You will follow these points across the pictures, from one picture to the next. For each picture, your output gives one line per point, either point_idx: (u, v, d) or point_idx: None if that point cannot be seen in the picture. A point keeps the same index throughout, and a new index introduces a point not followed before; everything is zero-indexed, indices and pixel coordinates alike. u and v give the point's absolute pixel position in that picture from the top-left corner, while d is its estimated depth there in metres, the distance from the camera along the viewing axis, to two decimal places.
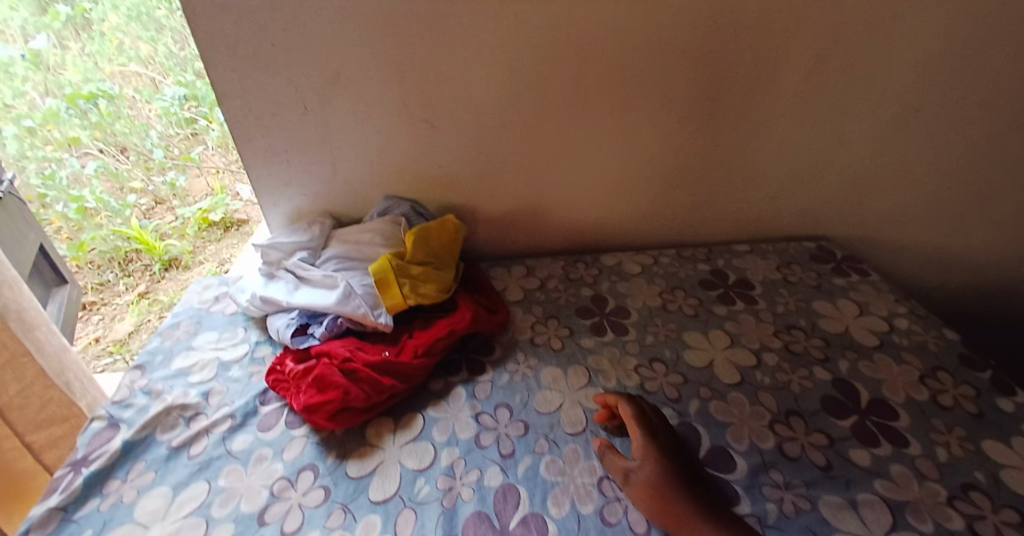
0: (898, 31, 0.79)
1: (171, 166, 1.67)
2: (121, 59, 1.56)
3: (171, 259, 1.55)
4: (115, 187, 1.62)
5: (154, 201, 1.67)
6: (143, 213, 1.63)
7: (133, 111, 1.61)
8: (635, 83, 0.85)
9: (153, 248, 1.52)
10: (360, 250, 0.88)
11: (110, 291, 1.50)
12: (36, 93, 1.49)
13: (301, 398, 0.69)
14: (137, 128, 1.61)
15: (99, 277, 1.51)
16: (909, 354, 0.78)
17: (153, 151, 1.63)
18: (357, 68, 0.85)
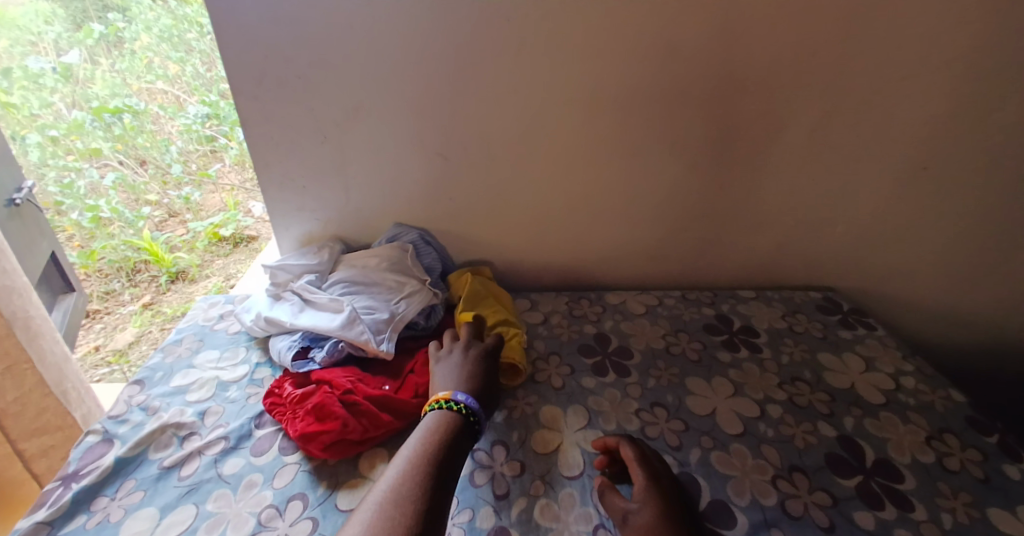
0: (904, 93, 0.81)
1: (188, 181, 1.70)
2: (148, 77, 1.66)
3: (178, 271, 1.54)
4: (130, 199, 1.65)
5: (168, 214, 1.67)
6: (155, 226, 1.63)
7: (155, 127, 1.67)
8: (645, 129, 0.88)
9: (162, 260, 1.52)
10: (367, 275, 0.89)
11: (115, 300, 1.51)
12: (63, 104, 1.59)
13: (297, 425, 0.68)
14: (159, 142, 1.66)
15: (106, 285, 1.52)
16: (914, 413, 0.76)
17: (171, 166, 1.67)
18: (377, 101, 0.88)
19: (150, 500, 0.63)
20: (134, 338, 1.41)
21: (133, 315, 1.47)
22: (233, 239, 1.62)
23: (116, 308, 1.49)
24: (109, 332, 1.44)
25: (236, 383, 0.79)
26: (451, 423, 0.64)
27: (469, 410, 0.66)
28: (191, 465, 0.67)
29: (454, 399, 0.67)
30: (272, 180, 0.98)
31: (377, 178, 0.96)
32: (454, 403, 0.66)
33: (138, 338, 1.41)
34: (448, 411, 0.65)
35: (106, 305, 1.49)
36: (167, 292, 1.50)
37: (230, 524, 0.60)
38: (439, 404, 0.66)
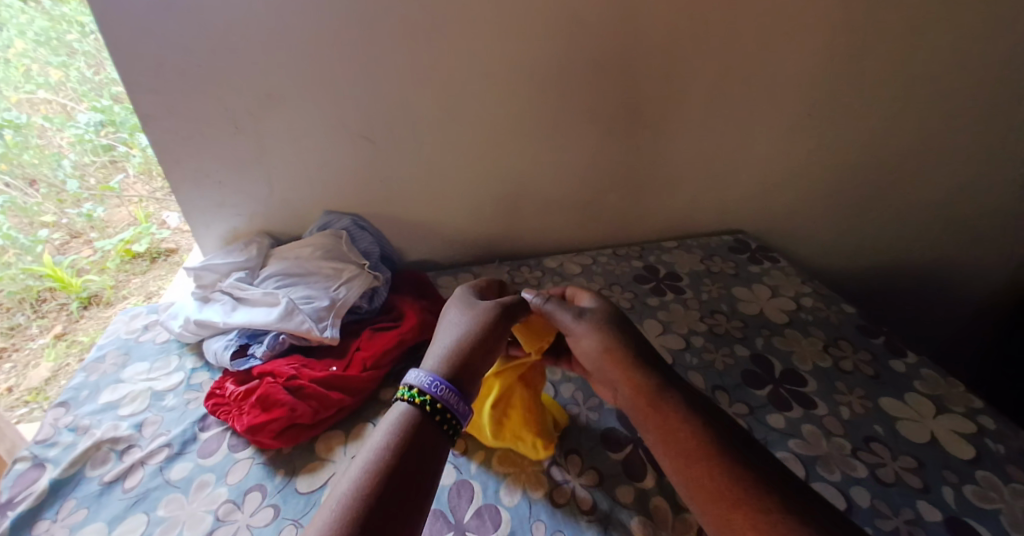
0: (787, 46, 0.89)
1: (87, 196, 1.38)
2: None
3: (90, 296, 1.32)
4: (23, 222, 1.29)
5: (69, 235, 1.37)
6: (57, 249, 1.34)
7: (41, 140, 1.30)
8: (560, 95, 0.91)
9: (69, 284, 1.29)
10: (300, 266, 0.88)
11: (22, 335, 1.25)
12: None
13: (244, 419, 0.67)
14: (47, 157, 1.31)
15: (7, 320, 1.25)
16: (814, 327, 0.87)
17: (66, 182, 1.34)
18: (288, 87, 0.86)
19: (95, 516, 0.61)
20: (51, 373, 1.21)
21: (45, 349, 1.24)
22: (149, 253, 1.41)
23: (24, 344, 1.24)
24: (20, 370, 1.21)
25: (172, 391, 0.76)
26: (412, 420, 0.52)
27: (436, 407, 0.53)
28: (134, 476, 0.65)
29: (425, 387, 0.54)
30: (185, 178, 0.93)
31: (300, 167, 0.94)
32: (414, 393, 0.54)
33: (55, 374, 1.20)
34: (408, 412, 0.52)
35: (12, 342, 1.24)
36: (80, 320, 1.28)
37: (184, 525, 0.59)
38: (402, 394, 0.54)
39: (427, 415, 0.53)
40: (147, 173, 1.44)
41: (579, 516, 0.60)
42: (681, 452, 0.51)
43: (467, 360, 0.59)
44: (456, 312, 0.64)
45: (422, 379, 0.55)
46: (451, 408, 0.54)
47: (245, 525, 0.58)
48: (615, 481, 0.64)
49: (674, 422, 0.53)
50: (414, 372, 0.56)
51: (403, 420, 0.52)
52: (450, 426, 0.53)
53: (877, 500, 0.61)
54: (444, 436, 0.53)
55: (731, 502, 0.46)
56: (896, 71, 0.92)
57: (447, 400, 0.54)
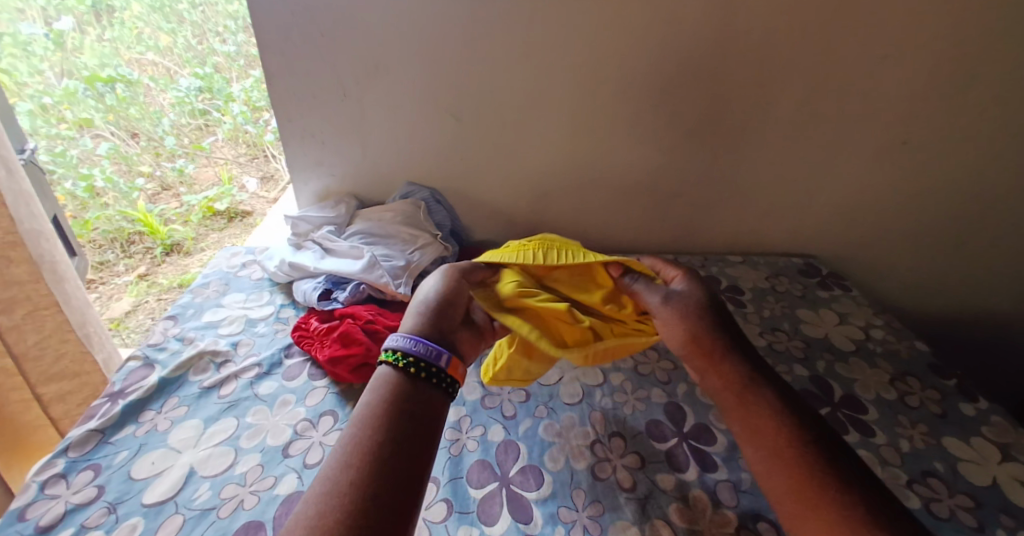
0: (887, 70, 0.87)
1: (181, 153, 1.77)
2: (139, 48, 1.72)
3: (172, 244, 1.60)
4: (123, 169, 1.68)
5: (161, 186, 1.73)
6: (149, 197, 1.69)
7: (147, 99, 1.72)
8: (644, 96, 0.94)
9: (157, 231, 1.56)
10: (383, 227, 0.96)
11: (109, 270, 1.53)
12: (53, 73, 1.54)
13: (326, 350, 0.76)
14: (150, 114, 1.72)
15: (99, 255, 1.53)
16: (881, 359, 0.85)
17: (164, 138, 1.74)
18: (395, 62, 0.94)
19: (193, 414, 0.70)
20: (131, 307, 1.47)
21: (128, 285, 1.51)
22: (228, 213, 1.70)
23: (111, 278, 1.52)
24: (105, 301, 1.48)
25: (264, 320, 0.86)
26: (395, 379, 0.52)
27: (411, 361, 0.53)
28: (228, 386, 0.74)
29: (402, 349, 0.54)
30: (293, 134, 1.04)
31: (394, 138, 1.03)
32: (396, 355, 0.54)
33: (135, 308, 1.47)
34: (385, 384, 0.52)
35: (101, 275, 1.51)
36: (162, 264, 1.56)
37: (269, 434, 0.67)
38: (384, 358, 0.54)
39: (404, 371, 0.53)
40: (255, 157, 1.88)
41: (618, 491, 0.63)
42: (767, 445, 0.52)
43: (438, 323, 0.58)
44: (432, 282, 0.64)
45: (401, 341, 0.55)
46: (427, 359, 0.54)
47: (319, 442, 0.66)
48: (656, 467, 0.66)
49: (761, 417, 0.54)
50: (394, 337, 0.56)
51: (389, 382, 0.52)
52: (433, 378, 0.53)
53: (928, 532, 0.60)
54: (434, 388, 0.53)
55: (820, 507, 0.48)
56: (1001, 109, 0.89)
57: (428, 355, 0.54)
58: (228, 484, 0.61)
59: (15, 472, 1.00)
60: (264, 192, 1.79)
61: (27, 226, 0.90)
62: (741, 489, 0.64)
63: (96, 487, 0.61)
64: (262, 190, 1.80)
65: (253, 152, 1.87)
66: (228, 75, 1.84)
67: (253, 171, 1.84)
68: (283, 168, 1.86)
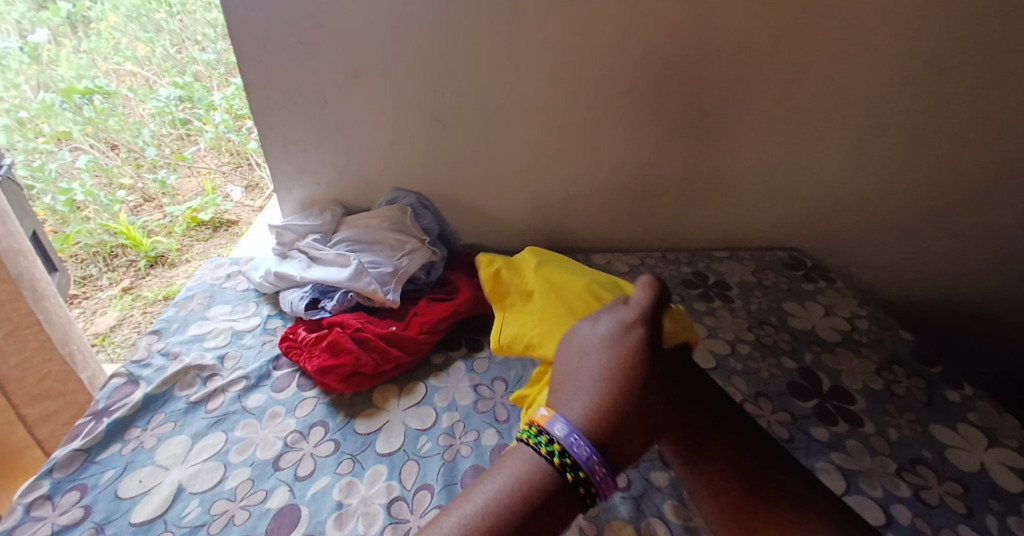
0: (865, 63, 0.88)
1: (162, 164, 1.74)
2: (116, 58, 1.72)
3: (157, 256, 1.57)
4: (104, 182, 1.64)
5: (143, 198, 1.69)
6: (131, 210, 1.65)
7: (126, 110, 1.71)
8: (625, 96, 0.94)
9: (140, 244, 1.54)
10: (369, 233, 0.95)
11: (93, 285, 1.51)
12: (29, 87, 1.56)
13: (314, 361, 0.75)
14: (130, 125, 1.70)
15: (82, 269, 1.51)
16: (867, 348, 0.86)
17: (144, 149, 1.70)
18: (376, 66, 0.93)
19: (180, 430, 0.69)
20: (116, 321, 1.44)
21: (113, 299, 1.48)
22: (213, 223, 1.67)
23: (94, 293, 1.49)
24: (89, 316, 1.45)
25: (250, 332, 0.85)
26: (547, 480, 0.47)
27: (580, 478, 0.48)
28: (216, 400, 0.73)
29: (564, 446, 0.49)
30: (276, 143, 1.03)
31: (377, 144, 1.02)
32: (553, 447, 0.49)
33: (120, 321, 1.44)
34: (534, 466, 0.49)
35: (84, 290, 1.49)
36: (147, 277, 1.53)
37: (258, 447, 0.66)
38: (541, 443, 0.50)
39: (564, 480, 0.48)
40: (239, 165, 1.83)
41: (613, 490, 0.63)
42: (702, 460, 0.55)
43: (618, 416, 0.52)
44: (592, 352, 0.57)
45: (564, 434, 0.50)
46: (595, 482, 0.48)
47: (310, 453, 0.66)
48: (649, 464, 0.67)
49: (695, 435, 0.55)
50: (559, 422, 0.51)
51: (535, 472, 0.48)
52: (587, 498, 0.48)
53: (918, 518, 0.61)
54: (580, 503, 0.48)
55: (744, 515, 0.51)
56: (975, 99, 0.90)
57: (594, 475, 0.48)
58: (218, 500, 0.60)
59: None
60: (250, 201, 1.75)
61: (4, 245, 0.88)
62: None
63: (82, 507, 0.60)
64: (248, 199, 1.76)
65: (236, 160, 1.82)
66: (208, 84, 1.84)
67: (238, 179, 1.79)
68: (267, 176, 1.80)
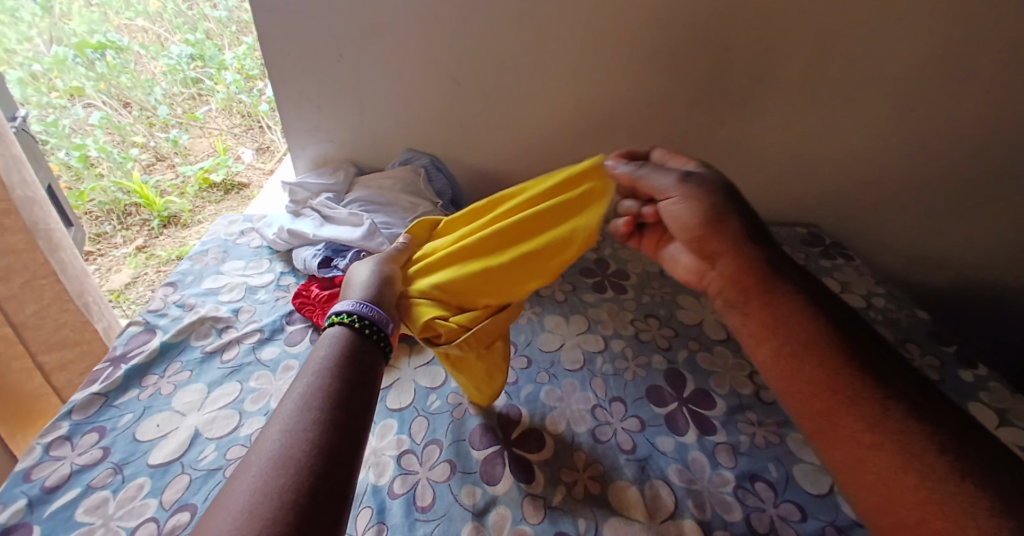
0: (902, 32, 0.84)
1: (175, 124, 1.73)
2: (127, 13, 1.71)
3: (170, 216, 1.58)
4: (116, 139, 1.64)
5: (155, 156, 1.69)
6: (143, 168, 1.65)
7: (138, 66, 1.70)
8: (648, 61, 0.91)
9: (153, 203, 1.54)
10: (382, 194, 0.94)
11: (107, 242, 1.51)
12: (42, 40, 1.53)
13: (327, 317, 0.77)
14: (142, 83, 1.69)
15: (96, 226, 1.52)
16: (881, 326, 0.85)
17: (157, 107, 1.70)
18: (391, 22, 0.91)
19: (196, 378, 0.70)
20: (130, 279, 1.46)
21: (127, 258, 1.49)
22: (224, 185, 1.67)
23: (108, 251, 1.50)
24: (103, 273, 1.46)
25: (264, 287, 0.86)
26: (348, 339, 0.50)
27: (365, 323, 0.52)
28: (231, 351, 0.74)
29: (352, 311, 0.52)
30: (289, 98, 1.02)
31: (391, 103, 1.01)
32: (347, 317, 0.52)
33: (134, 279, 1.46)
34: (341, 338, 0.50)
35: (99, 247, 1.50)
36: (160, 236, 1.54)
37: (272, 397, 0.68)
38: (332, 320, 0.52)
39: (360, 335, 0.51)
40: (250, 128, 1.81)
41: (618, 453, 0.64)
42: (845, 418, 0.42)
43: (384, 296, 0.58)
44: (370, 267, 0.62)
45: (349, 306, 0.53)
46: (379, 324, 0.53)
47: None
48: (656, 430, 0.67)
49: (820, 378, 0.44)
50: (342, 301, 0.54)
51: (339, 343, 0.50)
52: (382, 341, 0.52)
53: None
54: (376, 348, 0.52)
55: (896, 492, 0.39)
56: (1017, 74, 0.86)
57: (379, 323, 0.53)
58: (233, 446, 0.62)
59: (22, 440, 1.01)
60: (260, 163, 1.75)
61: (21, 194, 0.88)
62: (738, 450, 0.65)
63: (102, 448, 0.62)
64: (259, 160, 1.76)
65: (248, 122, 1.81)
66: (220, 42, 1.82)
67: (249, 141, 1.79)
68: (278, 139, 1.80)
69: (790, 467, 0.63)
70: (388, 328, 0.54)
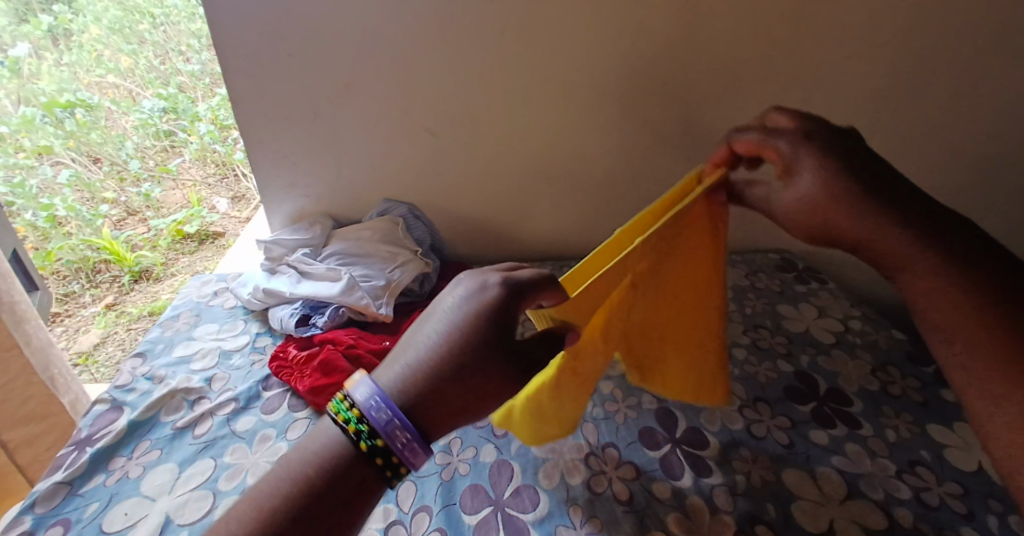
0: (852, 69, 0.88)
1: (147, 177, 1.70)
2: (98, 71, 1.68)
3: (142, 270, 1.54)
4: (86, 197, 1.62)
5: (127, 212, 1.66)
6: (114, 224, 1.62)
7: (109, 122, 1.67)
8: (617, 104, 0.93)
9: (124, 259, 1.51)
10: (360, 247, 0.93)
11: (76, 302, 1.48)
12: (10, 101, 1.54)
13: (307, 381, 0.74)
14: (113, 138, 1.66)
15: (64, 286, 1.48)
16: (862, 350, 0.86)
17: (128, 161, 1.68)
18: (364, 80, 0.92)
19: (166, 457, 0.67)
20: (99, 339, 1.41)
21: (96, 316, 1.45)
22: (199, 236, 1.63)
23: (77, 311, 1.46)
24: (71, 334, 1.42)
25: (239, 351, 0.83)
26: (341, 464, 0.40)
27: (376, 446, 0.40)
28: (204, 425, 0.71)
29: (365, 408, 0.41)
30: (265, 156, 1.02)
31: (366, 155, 1.01)
32: (355, 418, 0.41)
33: (104, 339, 1.41)
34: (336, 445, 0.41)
35: (67, 307, 1.46)
36: (130, 293, 1.50)
37: (249, 473, 0.64)
38: (340, 410, 0.42)
39: (362, 455, 0.40)
40: (224, 176, 1.77)
41: (615, 505, 0.62)
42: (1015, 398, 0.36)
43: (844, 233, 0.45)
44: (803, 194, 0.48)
45: (366, 398, 0.42)
46: (398, 453, 0.40)
47: None
48: (652, 477, 0.65)
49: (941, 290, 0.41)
50: (364, 384, 0.43)
51: (321, 458, 0.40)
52: (393, 471, 0.41)
53: (920, 522, 0.60)
54: (377, 478, 0.41)
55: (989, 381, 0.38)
56: (967, 102, 0.90)
57: (394, 442, 0.41)
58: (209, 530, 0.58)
59: None
60: (236, 212, 1.71)
61: None
62: (736, 492, 0.63)
63: None
64: (234, 209, 1.71)
65: (223, 171, 1.77)
66: (194, 94, 1.79)
67: (223, 190, 1.75)
68: (253, 187, 1.75)
69: (788, 506, 0.62)
70: (410, 455, 0.41)
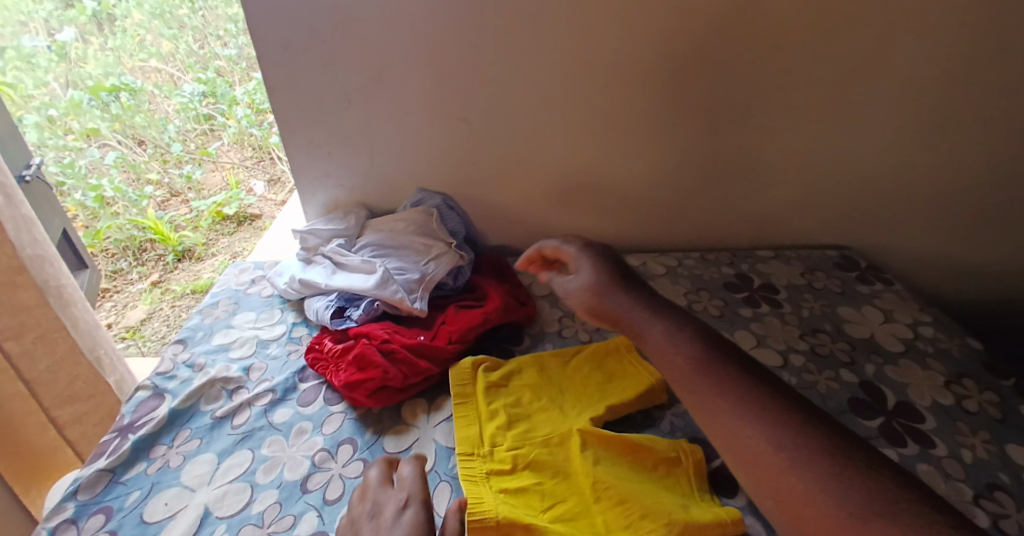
0: (931, 51, 0.80)
1: (188, 159, 1.73)
2: (141, 55, 1.70)
3: (184, 250, 1.56)
4: (131, 178, 1.64)
5: (169, 193, 1.69)
6: (158, 204, 1.66)
7: (152, 106, 1.69)
8: (665, 90, 0.87)
9: (168, 239, 1.54)
10: (394, 239, 0.91)
11: (123, 279, 1.52)
12: (58, 84, 1.56)
13: (342, 375, 0.73)
14: (157, 121, 1.69)
15: (112, 264, 1.52)
16: (932, 360, 0.79)
17: (170, 145, 1.70)
18: (398, 66, 0.89)
19: (206, 447, 0.67)
20: (145, 315, 1.45)
21: (142, 293, 1.49)
22: (237, 217, 1.66)
23: (125, 287, 1.50)
24: (119, 310, 1.46)
25: (276, 341, 0.83)
26: None
27: None
28: (241, 415, 0.71)
29: None
30: (298, 145, 1.00)
31: (400, 144, 0.98)
32: None
33: (150, 315, 1.44)
34: None
35: (115, 284, 1.50)
36: (174, 271, 1.53)
37: (286, 466, 0.64)
38: None
39: None
40: (261, 160, 1.80)
41: None
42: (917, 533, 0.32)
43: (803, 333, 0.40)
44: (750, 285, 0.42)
45: None
46: None
47: (339, 474, 0.63)
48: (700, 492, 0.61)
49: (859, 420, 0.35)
50: None
51: None
52: None
53: None
54: None
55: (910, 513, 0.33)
56: None
57: None
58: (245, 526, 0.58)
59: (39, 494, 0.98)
60: (272, 194, 1.74)
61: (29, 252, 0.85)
62: None
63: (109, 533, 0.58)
64: (270, 192, 1.74)
65: (259, 154, 1.80)
66: (231, 78, 1.79)
67: (260, 173, 1.78)
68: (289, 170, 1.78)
69: None
70: None
